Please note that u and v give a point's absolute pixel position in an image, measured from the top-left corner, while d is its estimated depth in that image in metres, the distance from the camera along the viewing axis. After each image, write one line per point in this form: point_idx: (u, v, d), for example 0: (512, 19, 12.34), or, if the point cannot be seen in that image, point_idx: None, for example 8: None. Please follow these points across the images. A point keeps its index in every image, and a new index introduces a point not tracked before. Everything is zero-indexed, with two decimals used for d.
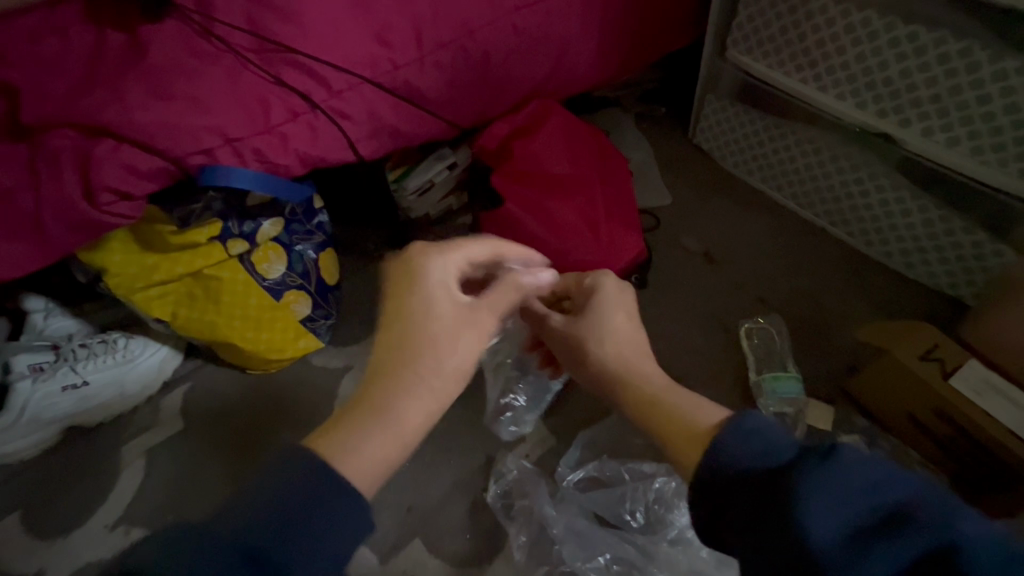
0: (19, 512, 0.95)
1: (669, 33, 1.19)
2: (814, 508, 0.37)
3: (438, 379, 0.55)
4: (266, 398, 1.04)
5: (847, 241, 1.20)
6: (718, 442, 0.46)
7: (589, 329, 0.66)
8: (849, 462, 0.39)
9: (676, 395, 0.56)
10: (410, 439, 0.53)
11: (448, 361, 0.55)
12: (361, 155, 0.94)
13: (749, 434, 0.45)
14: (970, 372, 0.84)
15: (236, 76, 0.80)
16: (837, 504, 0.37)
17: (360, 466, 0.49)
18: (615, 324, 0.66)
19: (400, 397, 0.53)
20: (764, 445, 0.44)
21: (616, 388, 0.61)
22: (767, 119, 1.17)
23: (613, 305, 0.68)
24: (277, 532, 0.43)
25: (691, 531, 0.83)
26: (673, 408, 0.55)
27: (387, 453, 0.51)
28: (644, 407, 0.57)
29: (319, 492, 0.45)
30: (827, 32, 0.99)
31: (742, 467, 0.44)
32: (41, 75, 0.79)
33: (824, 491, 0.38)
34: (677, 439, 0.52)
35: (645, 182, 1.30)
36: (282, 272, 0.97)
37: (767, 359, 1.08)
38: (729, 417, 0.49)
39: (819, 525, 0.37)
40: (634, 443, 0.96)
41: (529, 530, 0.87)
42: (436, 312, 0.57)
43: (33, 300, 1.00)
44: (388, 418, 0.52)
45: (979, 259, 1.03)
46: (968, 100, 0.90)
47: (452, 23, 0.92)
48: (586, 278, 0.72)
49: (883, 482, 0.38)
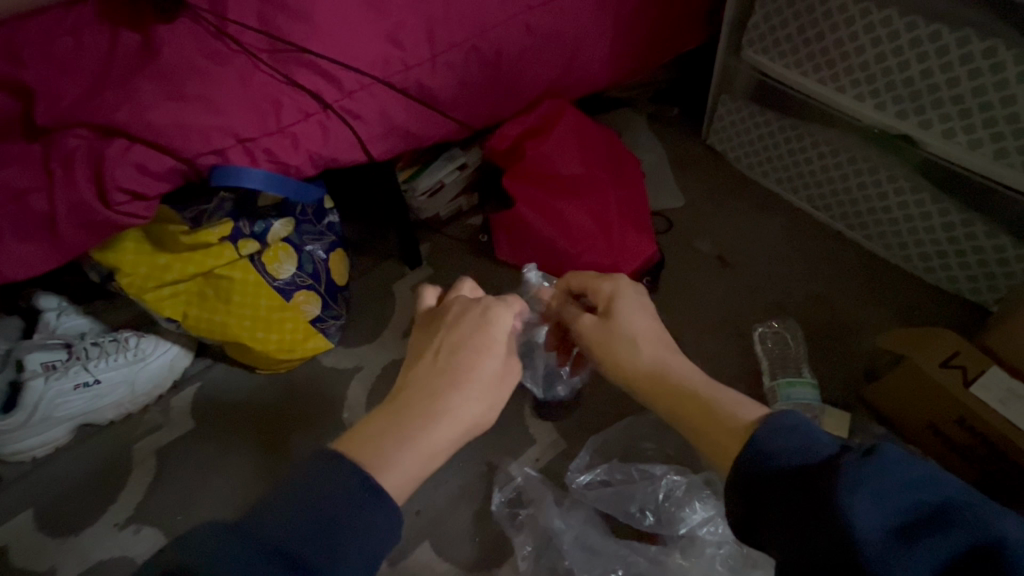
0: (33, 509, 0.95)
1: (683, 33, 1.17)
2: (860, 502, 0.37)
3: (474, 409, 0.56)
4: (276, 398, 1.04)
5: (865, 244, 1.18)
6: (754, 436, 0.46)
7: (619, 335, 0.64)
8: (893, 459, 0.38)
9: (718, 392, 0.55)
10: (438, 460, 0.54)
11: (486, 394, 0.58)
12: (372, 155, 0.93)
13: (788, 433, 0.45)
14: (993, 380, 0.81)
15: (248, 77, 0.80)
16: (883, 498, 0.37)
17: (389, 478, 0.50)
18: (640, 326, 0.64)
19: (439, 419, 0.55)
20: (801, 443, 0.44)
21: (655, 393, 0.59)
22: (783, 119, 1.15)
23: (634, 308, 0.66)
24: (305, 540, 0.43)
25: (704, 529, 0.82)
26: (711, 406, 0.54)
27: (417, 470, 0.52)
28: (682, 410, 0.56)
29: (347, 503, 0.45)
30: (847, 32, 0.97)
31: (779, 463, 0.43)
32: (56, 75, 0.79)
33: (870, 485, 0.37)
34: (718, 437, 0.52)
35: (658, 183, 1.28)
36: (292, 272, 0.97)
37: (782, 364, 1.06)
38: (768, 415, 0.48)
39: (864, 518, 0.36)
40: (646, 448, 0.94)
41: (536, 539, 0.85)
42: (479, 347, 0.60)
43: (47, 299, 1.01)
44: (424, 435, 0.53)
45: (1002, 264, 1.00)
46: (991, 101, 0.87)
47: (464, 22, 0.91)
48: (603, 283, 0.69)
49: (925, 477, 0.38)
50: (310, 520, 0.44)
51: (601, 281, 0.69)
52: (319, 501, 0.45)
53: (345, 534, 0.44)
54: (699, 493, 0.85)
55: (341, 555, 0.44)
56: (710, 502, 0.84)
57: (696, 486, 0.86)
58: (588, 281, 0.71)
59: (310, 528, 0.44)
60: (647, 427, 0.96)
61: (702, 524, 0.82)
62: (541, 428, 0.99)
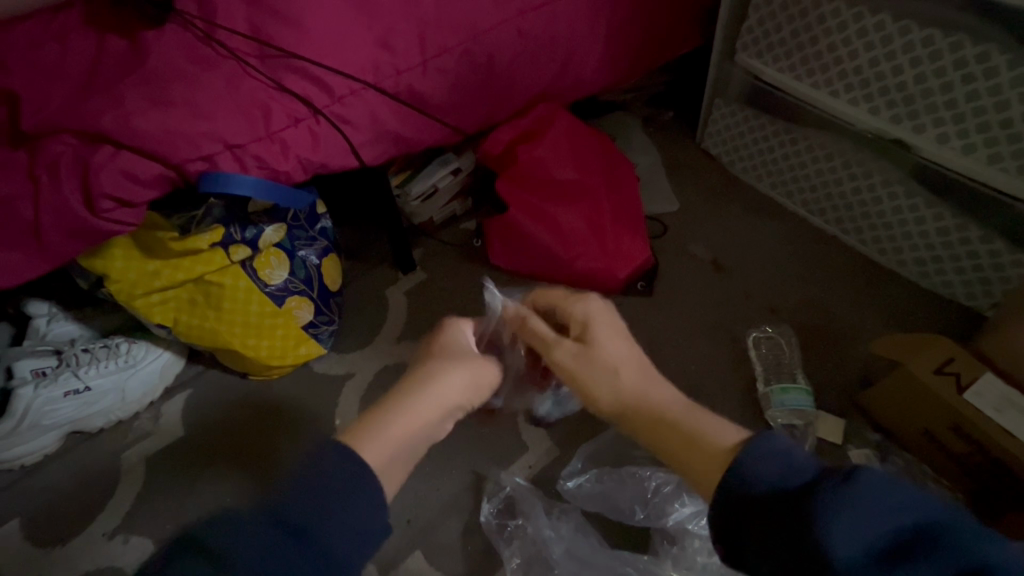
0: (21, 518, 0.95)
1: (677, 37, 1.17)
2: (840, 530, 0.36)
3: (452, 388, 0.60)
4: (266, 405, 1.04)
5: (859, 248, 1.17)
6: (736, 463, 0.45)
7: (600, 362, 0.62)
8: (872, 484, 0.38)
9: (697, 417, 0.55)
10: (423, 423, 0.57)
11: (463, 373, 0.62)
12: (363, 160, 0.92)
13: (771, 457, 0.44)
14: (988, 386, 0.81)
15: (237, 82, 0.80)
16: (862, 522, 0.37)
17: (373, 439, 0.54)
18: (619, 352, 0.63)
19: (418, 397, 0.58)
20: (784, 467, 0.43)
21: (646, 425, 0.57)
22: (777, 123, 1.15)
23: (609, 332, 0.65)
24: (308, 521, 0.45)
25: (692, 522, 0.83)
26: (693, 436, 0.53)
27: (399, 449, 0.54)
28: (671, 445, 0.54)
29: (347, 487, 0.48)
30: (839, 36, 0.97)
31: (764, 487, 0.43)
32: (42, 81, 0.79)
33: (850, 509, 0.37)
34: (695, 461, 0.51)
35: (653, 187, 1.28)
36: (284, 278, 0.96)
37: (776, 369, 1.05)
38: (749, 438, 0.47)
39: (842, 543, 0.36)
40: (637, 455, 0.94)
41: (525, 552, 0.84)
42: (450, 331, 0.67)
43: (36, 305, 1.00)
44: (406, 414, 0.57)
45: (996, 269, 0.99)
46: (984, 106, 0.87)
47: (455, 26, 0.90)
48: (577, 306, 0.68)
49: (907, 500, 0.37)
50: (312, 503, 0.46)
51: (576, 301, 0.68)
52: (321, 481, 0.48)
53: (344, 518, 0.46)
54: (688, 488, 0.85)
55: (340, 537, 0.46)
56: (698, 497, 0.84)
57: (685, 481, 0.86)
58: (563, 301, 0.69)
59: (314, 504, 0.46)
60: None
61: (691, 518, 0.83)
62: (535, 435, 0.98)
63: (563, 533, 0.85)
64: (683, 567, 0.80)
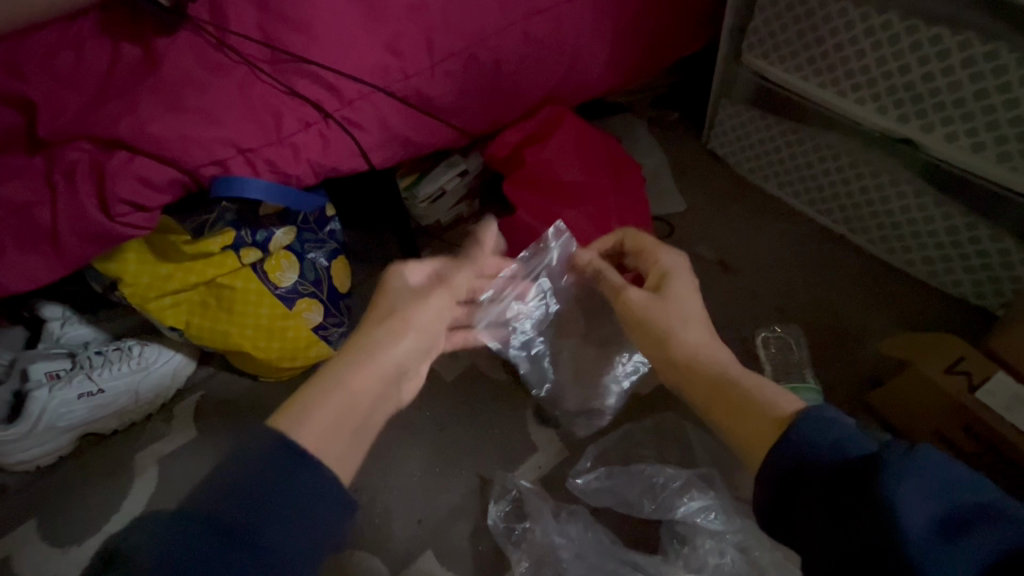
0: (35, 519, 0.96)
1: (682, 39, 1.17)
2: (906, 498, 0.39)
3: (398, 347, 0.62)
4: (276, 406, 1.04)
5: (867, 248, 1.17)
6: (791, 427, 0.48)
7: (673, 310, 0.65)
8: (930, 458, 0.41)
9: (757, 382, 0.57)
10: (363, 393, 0.58)
11: (406, 327, 0.63)
12: (373, 163, 0.93)
13: (823, 426, 0.47)
14: (999, 386, 0.81)
15: (249, 88, 0.81)
16: (926, 493, 0.39)
17: (305, 421, 0.54)
18: (689, 304, 0.66)
19: (359, 364, 0.59)
20: (838, 439, 0.46)
21: (702, 381, 0.60)
22: (784, 123, 1.15)
23: (686, 285, 0.68)
24: (231, 517, 0.45)
25: (700, 516, 0.83)
26: (750, 397, 0.55)
27: (345, 418, 0.55)
28: (725, 404, 0.57)
29: (266, 473, 0.47)
30: (846, 36, 0.97)
31: (821, 458, 0.46)
32: (57, 89, 0.80)
33: (914, 479, 0.39)
34: (753, 420, 0.53)
35: (659, 187, 1.28)
36: (295, 280, 0.97)
37: (784, 368, 1.05)
38: (800, 410, 0.50)
39: (912, 511, 0.38)
40: (644, 454, 0.94)
41: (533, 554, 0.84)
42: (399, 293, 0.66)
43: (50, 308, 1.02)
44: (348, 384, 0.57)
45: (1007, 268, 0.99)
46: (994, 104, 0.87)
47: (463, 30, 0.91)
48: (663, 256, 0.72)
49: (963, 478, 0.40)
50: (232, 498, 0.46)
51: (664, 251, 0.72)
52: (251, 474, 0.47)
53: (268, 509, 0.46)
54: (697, 486, 0.85)
55: (266, 524, 0.45)
56: (708, 492, 0.84)
57: (694, 479, 0.86)
58: (652, 247, 0.74)
59: (235, 499, 0.46)
60: (647, 434, 0.96)
61: (699, 512, 0.83)
62: (544, 436, 0.98)
63: (572, 534, 0.85)
64: (693, 567, 0.80)
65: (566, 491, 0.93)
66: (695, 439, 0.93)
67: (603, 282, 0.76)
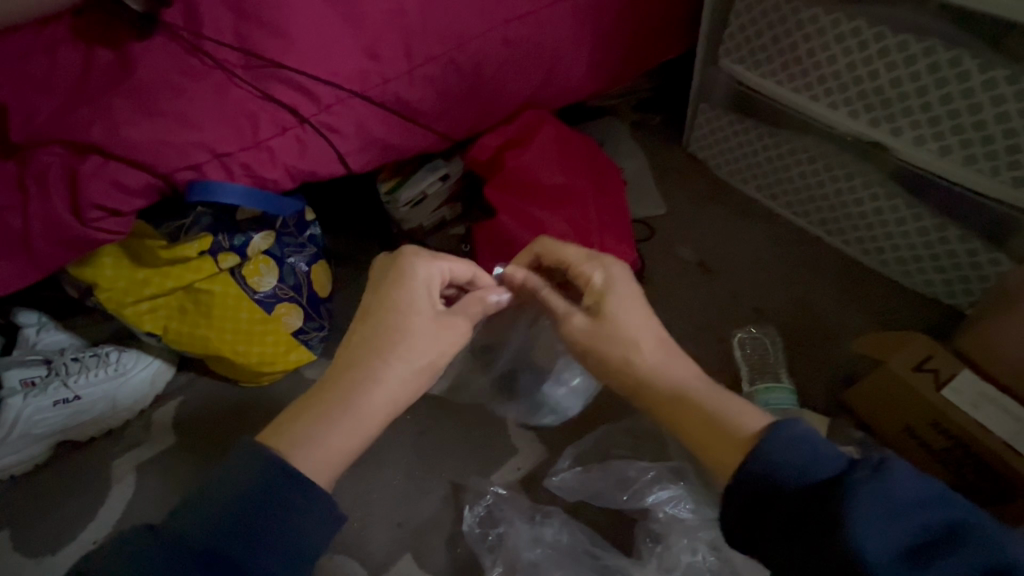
0: (7, 530, 0.94)
1: (661, 45, 1.19)
2: (875, 522, 0.40)
3: (406, 373, 0.60)
4: (257, 411, 1.04)
5: (843, 249, 1.19)
6: (759, 446, 0.49)
7: (614, 334, 0.66)
8: (901, 478, 0.42)
9: (715, 396, 0.58)
10: (370, 424, 0.58)
11: (417, 354, 0.61)
12: (351, 167, 0.94)
13: (795, 443, 0.48)
14: (965, 383, 0.83)
15: (225, 92, 0.81)
16: (895, 517, 0.40)
17: (311, 449, 0.54)
18: (634, 320, 0.66)
19: (366, 389, 0.58)
20: (808, 457, 0.47)
21: (668, 406, 0.60)
22: (761, 127, 1.17)
23: (624, 302, 0.68)
24: (230, 535, 0.46)
25: (671, 506, 0.84)
26: (711, 418, 0.56)
27: (346, 443, 0.56)
28: (687, 424, 0.58)
29: (270, 492, 0.49)
30: (819, 41, 0.98)
31: (786, 479, 0.46)
32: (29, 93, 0.80)
33: (883, 502, 0.40)
34: (716, 440, 0.54)
35: (640, 191, 1.29)
36: (273, 284, 0.97)
37: (761, 368, 1.06)
38: (770, 424, 0.51)
39: (882, 537, 0.39)
40: (620, 454, 0.94)
41: (505, 562, 0.84)
42: (414, 310, 0.63)
43: (26, 314, 1.01)
44: (352, 408, 0.57)
45: (975, 268, 1.01)
46: (959, 109, 0.88)
47: (441, 35, 0.92)
48: (592, 271, 0.71)
49: (932, 496, 0.42)
50: (236, 512, 0.47)
51: (590, 265, 0.72)
52: (257, 491, 0.49)
53: (267, 527, 0.48)
54: (670, 483, 0.86)
55: (259, 542, 0.47)
56: (679, 483, 0.86)
57: (667, 475, 0.87)
58: (577, 262, 0.73)
59: (237, 515, 0.47)
60: (624, 435, 0.96)
61: (669, 501, 0.85)
62: (524, 437, 0.99)
63: (547, 538, 0.86)
64: (666, 566, 0.81)
65: (543, 491, 0.94)
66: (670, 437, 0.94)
67: (545, 305, 0.74)
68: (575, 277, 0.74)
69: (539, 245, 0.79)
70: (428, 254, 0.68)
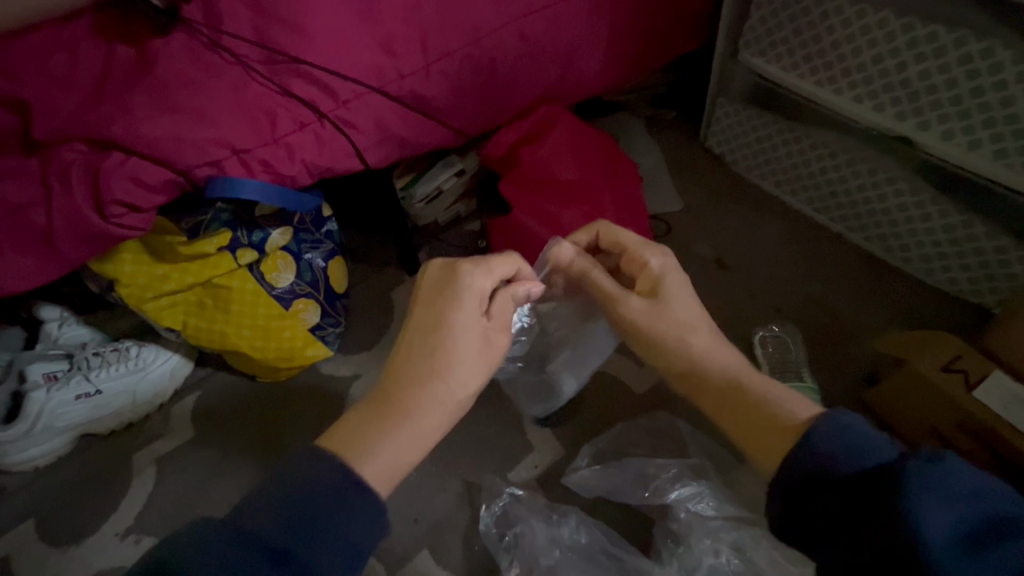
0: (32, 522, 0.96)
1: (679, 38, 1.17)
2: (930, 509, 0.39)
3: (464, 387, 0.60)
4: (274, 405, 1.04)
5: (865, 246, 1.17)
6: (812, 435, 0.48)
7: (666, 317, 0.65)
8: (955, 468, 0.41)
9: (762, 384, 0.58)
10: (430, 438, 0.57)
11: (473, 371, 0.61)
12: (368, 163, 0.93)
13: (846, 433, 0.47)
14: (997, 384, 0.80)
15: (243, 88, 0.81)
16: (949, 504, 0.39)
17: (374, 463, 0.53)
18: (685, 308, 0.66)
19: (426, 404, 0.58)
20: (857, 447, 0.46)
21: (711, 393, 0.60)
22: (781, 122, 1.14)
23: (678, 289, 0.67)
24: (279, 538, 0.46)
25: (692, 505, 0.84)
26: (758, 404, 0.56)
27: (408, 457, 0.55)
28: (735, 414, 0.57)
29: (324, 500, 0.48)
30: (844, 33, 0.96)
31: (837, 468, 0.46)
32: (52, 90, 0.80)
33: (938, 490, 0.39)
34: (762, 429, 0.54)
35: (656, 187, 1.28)
36: (291, 281, 0.97)
37: (783, 368, 1.04)
38: (822, 413, 0.50)
39: (936, 528, 0.38)
40: (639, 451, 0.94)
41: (523, 562, 0.84)
42: (468, 324, 0.62)
43: (48, 308, 1.02)
44: (411, 422, 0.56)
45: (1003, 265, 0.99)
46: (990, 102, 0.86)
47: (457, 29, 0.91)
48: (651, 256, 0.70)
49: (986, 488, 0.41)
50: (285, 518, 0.47)
51: (647, 250, 0.71)
52: (307, 496, 0.48)
53: (320, 532, 0.47)
54: (691, 483, 0.86)
55: (313, 547, 0.47)
56: (700, 480, 0.86)
57: (686, 473, 0.87)
58: (634, 247, 0.72)
59: (288, 520, 0.47)
60: (642, 433, 0.96)
61: (690, 499, 0.84)
62: (541, 436, 0.98)
63: (564, 539, 0.85)
64: (687, 568, 0.79)
65: (561, 489, 0.94)
66: (689, 437, 0.94)
67: (595, 287, 0.74)
68: (628, 263, 0.73)
69: (598, 227, 0.78)
70: (480, 266, 0.66)
